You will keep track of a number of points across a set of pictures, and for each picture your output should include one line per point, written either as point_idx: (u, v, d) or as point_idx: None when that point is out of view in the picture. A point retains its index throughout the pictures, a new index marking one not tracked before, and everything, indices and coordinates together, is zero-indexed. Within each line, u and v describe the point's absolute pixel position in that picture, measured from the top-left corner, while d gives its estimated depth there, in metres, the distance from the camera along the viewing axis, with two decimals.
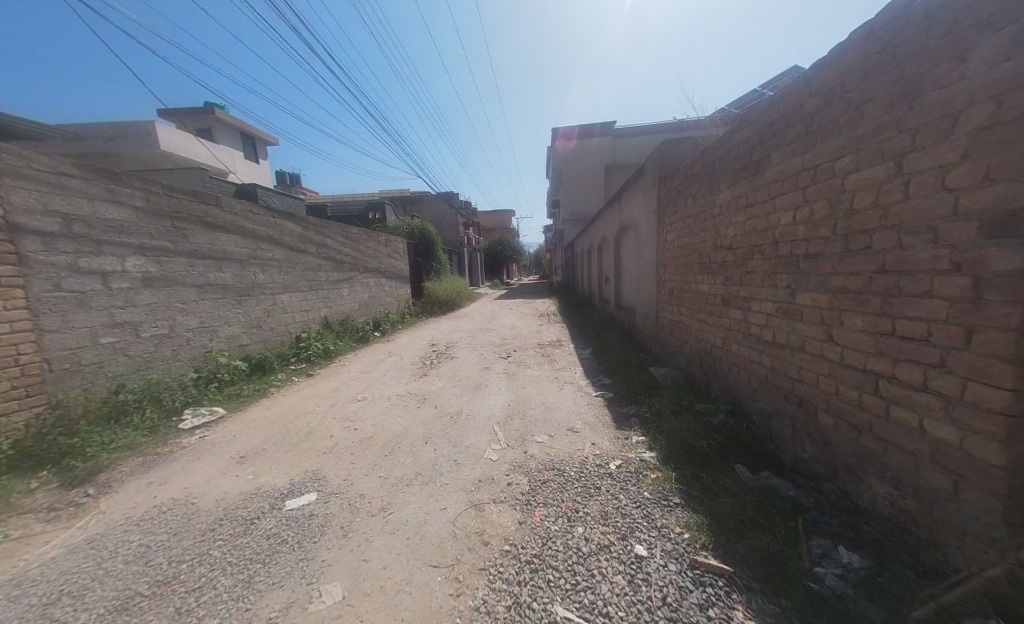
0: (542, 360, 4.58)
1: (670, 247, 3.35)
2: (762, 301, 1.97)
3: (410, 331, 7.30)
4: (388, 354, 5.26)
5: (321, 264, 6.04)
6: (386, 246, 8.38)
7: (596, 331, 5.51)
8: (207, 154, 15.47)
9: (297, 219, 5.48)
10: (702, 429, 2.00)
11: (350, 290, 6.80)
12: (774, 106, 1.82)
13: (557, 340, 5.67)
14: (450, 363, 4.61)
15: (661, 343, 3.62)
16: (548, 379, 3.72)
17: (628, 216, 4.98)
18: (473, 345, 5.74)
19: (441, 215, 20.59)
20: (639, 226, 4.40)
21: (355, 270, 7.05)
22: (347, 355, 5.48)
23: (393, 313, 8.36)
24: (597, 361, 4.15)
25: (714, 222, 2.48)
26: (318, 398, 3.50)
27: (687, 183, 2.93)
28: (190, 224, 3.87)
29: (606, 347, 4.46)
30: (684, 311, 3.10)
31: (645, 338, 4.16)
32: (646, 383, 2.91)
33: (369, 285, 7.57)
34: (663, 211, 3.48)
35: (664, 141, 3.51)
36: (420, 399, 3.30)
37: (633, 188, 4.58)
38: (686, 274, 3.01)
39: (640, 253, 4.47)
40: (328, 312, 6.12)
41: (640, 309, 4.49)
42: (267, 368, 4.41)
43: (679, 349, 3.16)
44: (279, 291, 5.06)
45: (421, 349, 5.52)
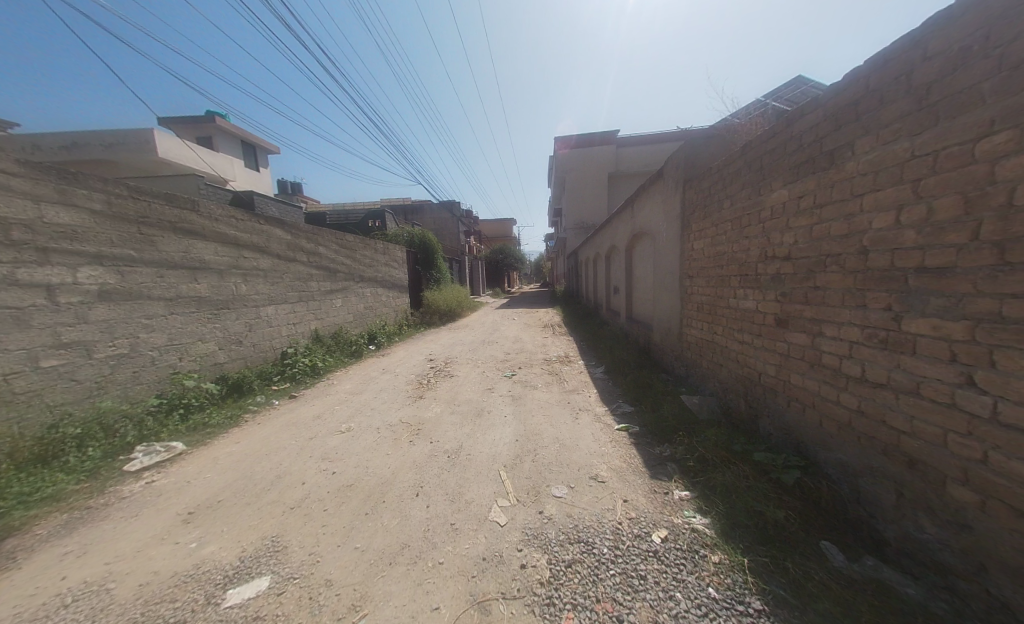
0: (550, 380, 4.13)
1: (699, 256, 2.96)
2: (842, 325, 1.54)
3: (408, 344, 6.86)
4: (382, 372, 4.82)
5: (313, 273, 5.63)
6: (383, 255, 8.01)
7: (608, 346, 5.08)
8: (205, 162, 15.31)
9: (287, 226, 5.10)
10: (769, 488, 1.55)
11: (343, 300, 6.39)
12: (859, 81, 1.44)
13: (565, 356, 5.23)
14: (449, 383, 4.15)
15: (689, 364, 3.19)
16: (560, 404, 3.27)
17: (642, 223, 4.63)
18: (474, 360, 5.30)
19: (441, 223, 20.37)
20: (657, 233, 4.04)
21: (350, 279, 6.64)
22: (337, 371, 5.04)
23: (390, 324, 7.95)
24: (614, 382, 3.71)
25: (763, 227, 2.09)
26: (297, 428, 3.05)
27: (723, 183, 2.55)
28: (160, 229, 3.48)
29: (622, 366, 4.02)
30: (718, 330, 2.68)
31: (667, 357, 3.72)
32: (678, 414, 2.46)
33: (365, 295, 7.16)
34: (691, 215, 3.10)
35: (690, 139, 3.16)
36: (414, 431, 2.85)
37: (649, 192, 4.23)
38: (722, 287, 2.60)
39: (657, 262, 4.09)
40: (319, 325, 5.70)
41: (658, 324, 4.07)
42: (245, 389, 3.96)
43: (714, 374, 2.73)
44: (264, 302, 4.64)
45: (418, 365, 5.09)
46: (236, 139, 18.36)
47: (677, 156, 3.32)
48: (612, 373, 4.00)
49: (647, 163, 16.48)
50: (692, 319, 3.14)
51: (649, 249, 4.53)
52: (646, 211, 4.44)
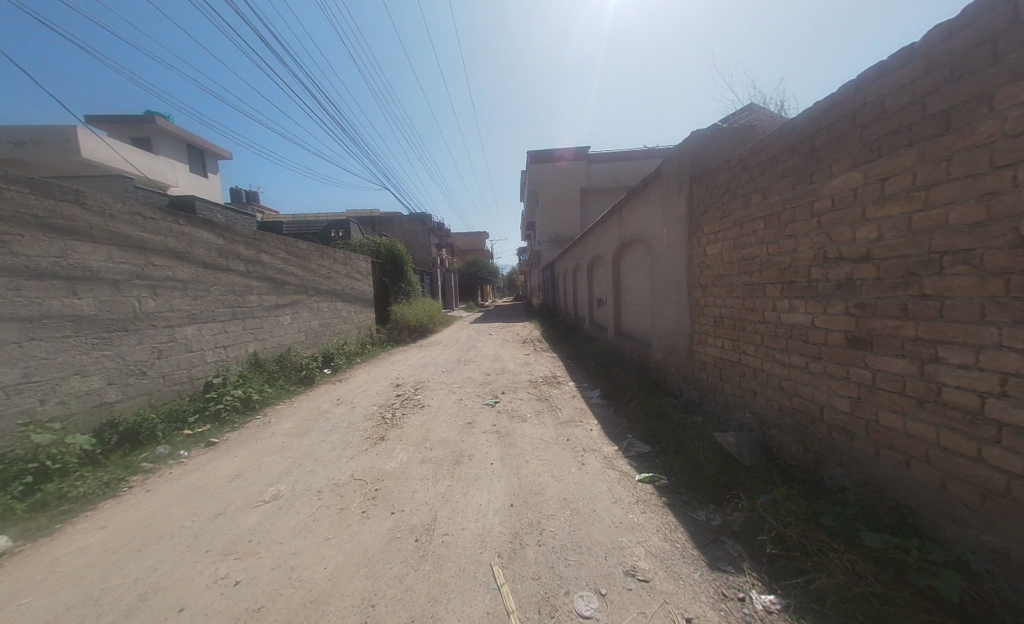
0: (541, 409, 3.50)
1: (715, 262, 2.54)
2: (984, 349, 1.06)
3: (371, 366, 5.99)
4: (335, 403, 3.97)
5: (252, 284, 4.70)
6: (344, 265, 7.13)
7: (600, 365, 4.57)
8: (138, 163, 13.58)
9: (218, 228, 4.19)
10: (915, 603, 0.99)
11: (292, 317, 5.44)
12: (997, 6, 1.02)
13: (551, 376, 4.66)
14: (420, 416, 3.40)
15: (706, 389, 2.71)
16: (558, 442, 2.64)
17: (634, 229, 4.26)
18: (450, 384, 4.57)
19: (412, 235, 19.53)
20: (654, 239, 3.67)
21: (302, 292, 5.72)
22: (278, 404, 4.11)
23: (350, 343, 7.01)
24: (618, 410, 3.17)
25: (819, 223, 1.67)
26: (200, 497, 2.15)
27: (750, 174, 2.16)
28: (19, 226, 2.51)
29: (623, 390, 3.50)
30: (747, 349, 2.23)
31: (674, 379, 3.25)
32: (717, 460, 1.91)
33: (321, 311, 6.23)
34: (701, 216, 2.71)
35: (697, 131, 2.81)
36: (369, 494, 2.08)
37: (643, 196, 3.89)
38: (752, 297, 2.16)
39: (654, 272, 3.70)
40: (258, 347, 4.73)
41: (657, 340, 3.64)
42: (144, 438, 2.96)
43: (746, 403, 2.25)
44: (183, 322, 3.67)
45: (381, 393, 4.29)
46: (181, 141, 16.62)
47: (681, 151, 2.97)
48: (612, 398, 3.46)
49: (619, 179, 16.88)
50: (707, 336, 2.69)
51: (643, 258, 4.17)
52: (638, 217, 4.09)
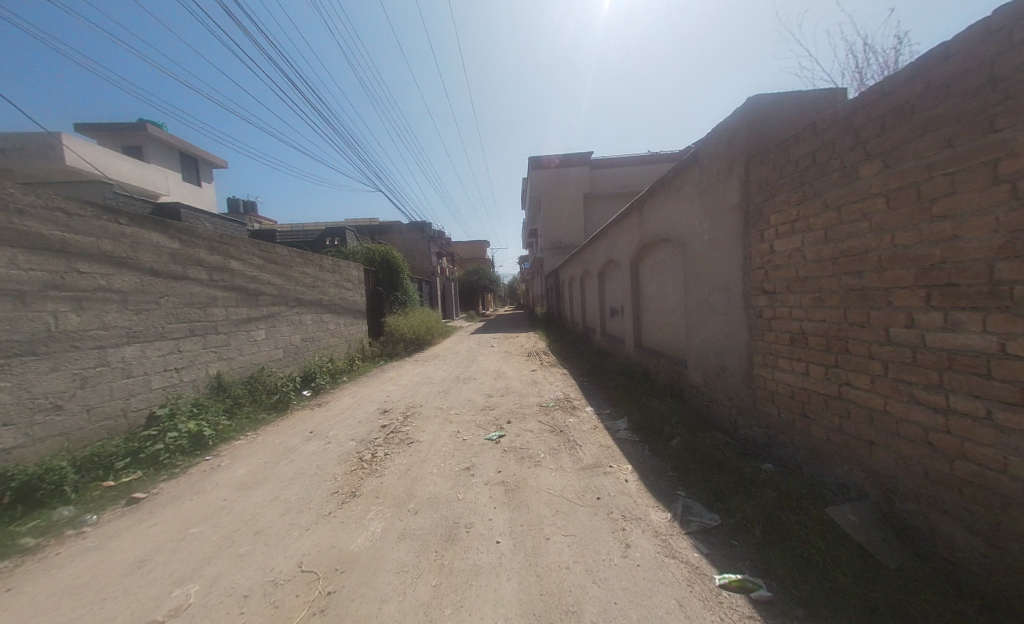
0: (557, 446, 2.82)
1: (793, 261, 1.93)
2: None
3: (358, 386, 5.31)
4: (307, 438, 3.28)
5: (216, 295, 4.08)
6: (331, 273, 6.53)
7: (622, 387, 3.90)
8: (126, 170, 13.13)
9: (171, 229, 3.59)
10: None
11: (268, 331, 4.80)
12: None
13: (564, 399, 3.99)
14: (407, 458, 2.72)
15: (782, 428, 2.06)
16: (585, 503, 1.97)
17: (662, 227, 3.69)
18: (446, 410, 3.90)
19: (411, 244, 19.04)
20: (690, 237, 3.08)
21: (280, 303, 5.09)
22: (238, 440, 3.43)
23: (338, 359, 6.36)
24: (656, 450, 2.51)
25: (1012, 191, 0.99)
26: (74, 604, 1.48)
27: (855, 136, 1.53)
28: None
29: (658, 422, 2.83)
30: (855, 381, 1.58)
31: (728, 410, 2.59)
32: (844, 557, 1.24)
33: (303, 324, 5.58)
34: (768, 202, 2.10)
35: (754, 97, 2.23)
36: (317, 602, 1.39)
37: (674, 188, 3.33)
38: (864, 307, 1.52)
39: (690, 276, 3.11)
40: (221, 368, 4.06)
41: (698, 359, 3.01)
42: (43, 496, 2.27)
43: (857, 457, 1.59)
44: (119, 342, 3.03)
45: (364, 422, 3.62)
46: (176, 152, 16.23)
47: (732, 125, 2.40)
48: (645, 430, 2.82)
49: (622, 185, 16.46)
50: (780, 357, 2.06)
51: (673, 261, 3.58)
52: (667, 212, 3.52)
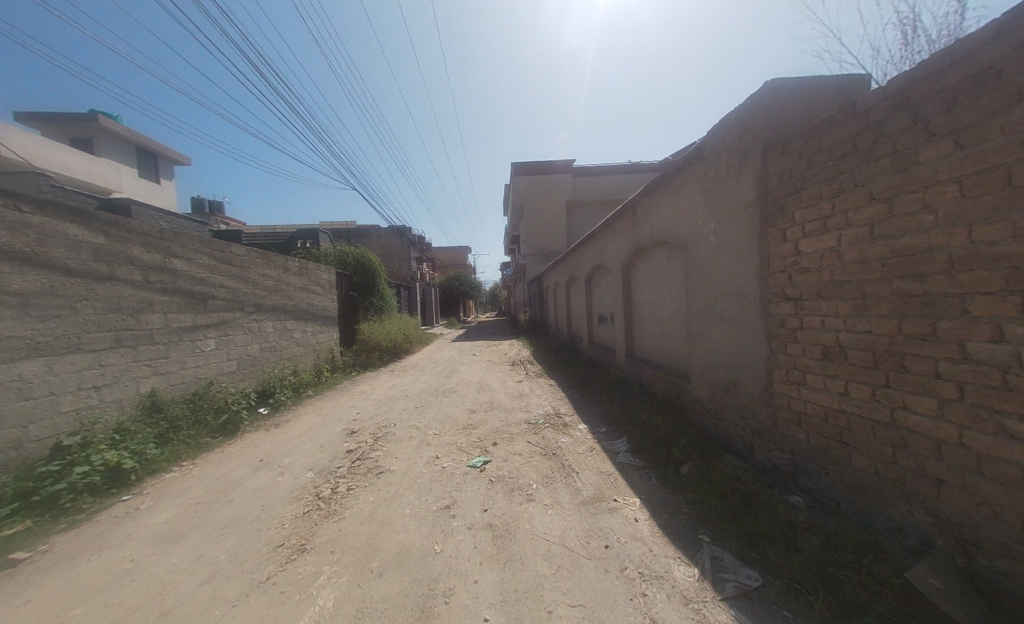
0: (551, 474, 2.45)
1: (828, 262, 1.69)
2: None
3: (324, 402, 4.76)
4: (254, 470, 2.75)
5: (152, 298, 3.47)
6: (298, 276, 5.95)
7: (617, 401, 3.60)
8: (68, 161, 11.85)
9: (96, 221, 3.03)
10: None
11: (219, 341, 4.20)
12: None
13: (555, 416, 3.65)
14: (374, 494, 2.27)
15: (814, 456, 1.79)
16: (591, 553, 1.62)
17: (657, 229, 3.46)
18: (423, 430, 3.45)
19: (391, 248, 18.35)
20: (691, 238, 2.87)
21: (235, 309, 4.50)
22: (169, 473, 2.82)
23: (304, 371, 5.75)
24: (665, 479, 2.20)
25: None
26: None
27: (913, 115, 1.31)
28: None
29: (663, 443, 2.53)
30: (914, 405, 1.33)
31: (741, 430, 2.33)
32: None
33: (262, 332, 4.97)
34: (794, 197, 1.89)
35: (771, 82, 2.03)
36: None
37: (673, 186, 3.12)
38: (928, 316, 1.27)
39: (692, 281, 2.88)
40: (157, 384, 3.44)
41: (702, 372, 2.76)
42: None
43: (920, 498, 1.32)
44: (15, 357, 2.42)
45: (326, 447, 3.12)
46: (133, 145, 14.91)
47: (745, 115, 2.20)
48: (649, 453, 2.50)
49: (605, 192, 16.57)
50: (811, 373, 1.81)
51: (670, 265, 3.37)
52: (664, 213, 3.30)
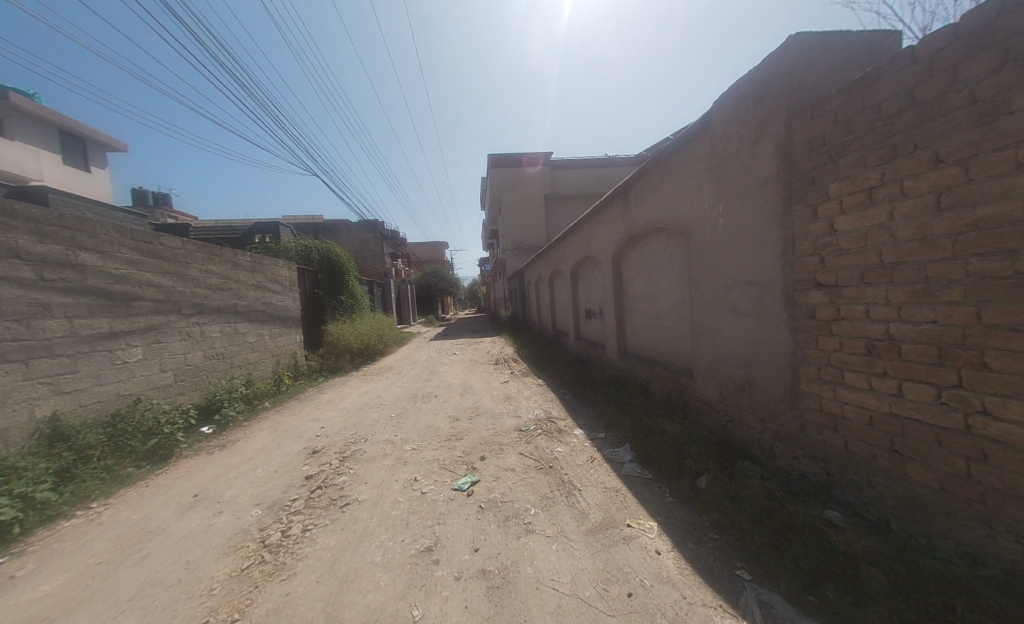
0: (551, 494, 2.11)
1: (882, 243, 1.45)
2: None
3: (283, 415, 4.18)
4: (185, 509, 2.21)
5: (51, 300, 2.75)
6: (250, 272, 5.23)
7: (613, 402, 3.34)
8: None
9: None
10: None
11: (147, 350, 3.52)
12: None
13: (547, 421, 3.32)
14: (336, 536, 1.82)
15: (863, 466, 1.56)
16: (610, 606, 1.29)
17: (652, 215, 3.20)
18: (399, 445, 3.01)
19: (362, 243, 17.32)
20: (694, 223, 2.63)
21: (169, 311, 3.81)
22: (70, 520, 2.13)
23: (259, 379, 5.08)
24: (682, 495, 1.92)
25: None
26: None
27: (1003, 53, 1.07)
28: None
29: (673, 451, 2.26)
30: (998, 410, 1.11)
31: (761, 434, 2.10)
32: None
33: (205, 337, 4.29)
34: (834, 168, 1.64)
35: (795, 36, 1.77)
36: None
37: (671, 167, 2.85)
38: (1022, 302, 1.04)
39: (694, 270, 2.64)
40: (62, 405, 2.75)
41: (709, 369, 2.53)
42: None
43: (1011, 523, 1.10)
44: None
45: (279, 474, 2.60)
46: (53, 126, 12.96)
47: (764, 79, 1.95)
48: (659, 464, 2.23)
49: (584, 186, 16.42)
50: (858, 371, 1.58)
51: (667, 253, 3.12)
52: (660, 197, 3.04)
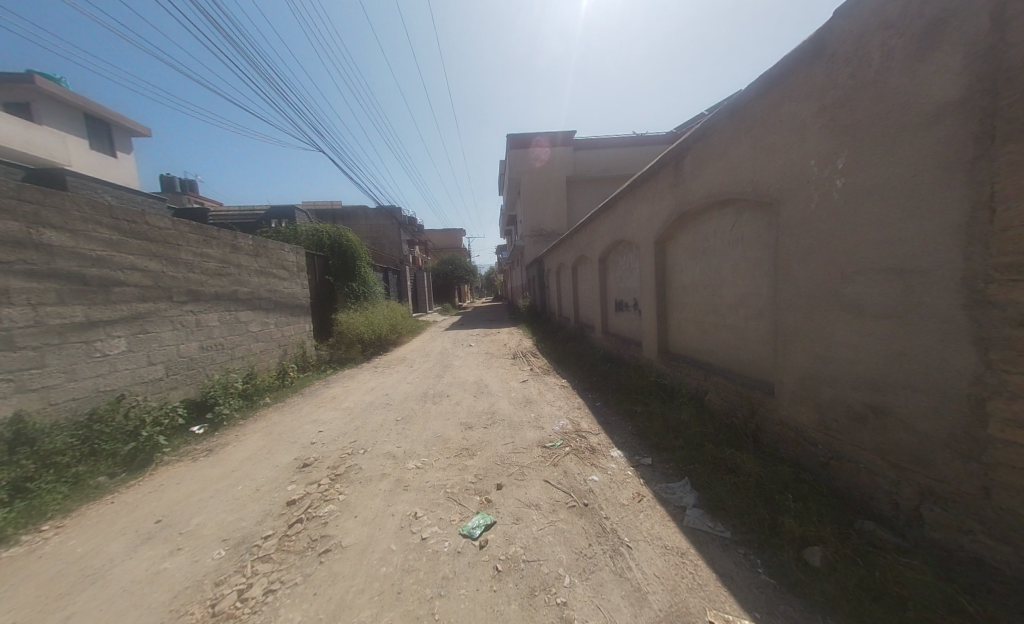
0: (590, 553, 1.56)
1: None
2: None
3: (283, 413, 3.82)
4: (138, 546, 1.81)
5: (8, 284, 2.41)
6: (252, 256, 4.86)
7: (659, 417, 2.73)
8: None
9: None
10: None
11: (133, 341, 3.19)
12: None
13: (576, 437, 2.76)
14: (304, 606, 1.35)
15: None
16: None
17: (717, 184, 2.48)
18: (401, 462, 2.54)
19: (378, 230, 17.03)
20: (783, 190, 1.90)
21: (158, 297, 3.47)
22: (9, 552, 1.78)
23: (263, 372, 4.77)
24: (785, 578, 1.31)
25: None
26: None
27: None
28: None
29: (757, 501, 1.65)
30: None
31: (897, 488, 1.42)
32: None
33: (201, 327, 3.96)
34: None
35: None
36: None
37: (752, 115, 2.11)
38: None
39: (781, 255, 1.94)
40: (26, 405, 2.44)
41: (802, 388, 1.86)
42: None
43: None
44: None
45: (259, 497, 2.19)
46: (80, 113, 13.15)
47: None
48: (739, 520, 1.62)
49: (609, 167, 15.31)
50: None
51: (736, 234, 2.41)
52: (732, 159, 2.29)
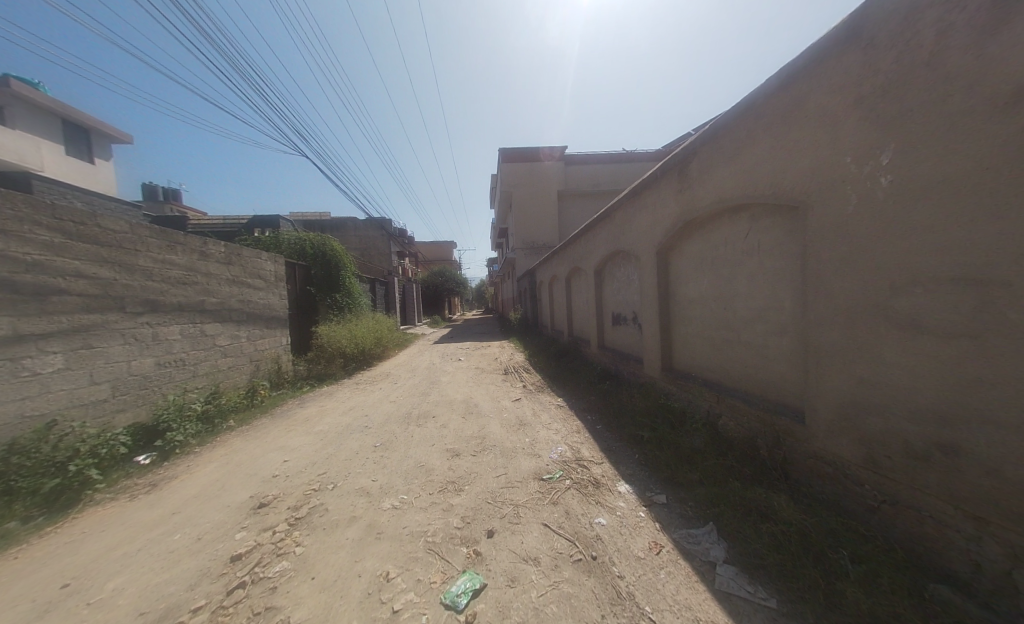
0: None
1: None
2: None
3: (246, 438, 3.41)
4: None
5: None
6: (224, 264, 4.51)
7: (669, 445, 2.46)
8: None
9: None
10: None
11: (71, 357, 2.79)
12: None
13: (577, 467, 2.46)
14: None
15: None
16: None
17: (729, 189, 2.30)
18: (375, 500, 2.18)
19: (367, 241, 16.72)
20: (812, 192, 1.71)
21: (107, 307, 3.09)
22: None
23: (230, 391, 4.34)
24: None
25: None
26: None
27: None
28: None
29: (802, 557, 1.38)
30: None
31: (978, 545, 1.16)
32: None
33: (159, 341, 3.56)
34: None
35: None
36: None
37: (771, 115, 1.95)
38: None
39: (810, 264, 1.74)
40: None
41: (841, 416, 1.62)
42: None
43: None
44: None
45: (197, 551, 1.80)
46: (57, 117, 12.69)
47: None
48: (785, 583, 1.32)
49: (599, 182, 15.50)
50: None
51: (752, 243, 2.22)
52: (748, 162, 2.13)
